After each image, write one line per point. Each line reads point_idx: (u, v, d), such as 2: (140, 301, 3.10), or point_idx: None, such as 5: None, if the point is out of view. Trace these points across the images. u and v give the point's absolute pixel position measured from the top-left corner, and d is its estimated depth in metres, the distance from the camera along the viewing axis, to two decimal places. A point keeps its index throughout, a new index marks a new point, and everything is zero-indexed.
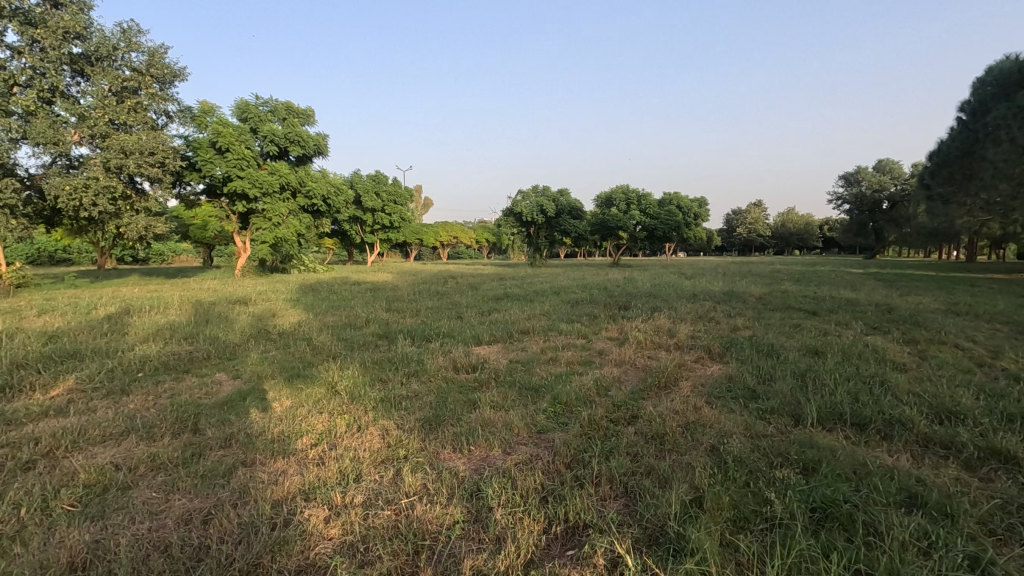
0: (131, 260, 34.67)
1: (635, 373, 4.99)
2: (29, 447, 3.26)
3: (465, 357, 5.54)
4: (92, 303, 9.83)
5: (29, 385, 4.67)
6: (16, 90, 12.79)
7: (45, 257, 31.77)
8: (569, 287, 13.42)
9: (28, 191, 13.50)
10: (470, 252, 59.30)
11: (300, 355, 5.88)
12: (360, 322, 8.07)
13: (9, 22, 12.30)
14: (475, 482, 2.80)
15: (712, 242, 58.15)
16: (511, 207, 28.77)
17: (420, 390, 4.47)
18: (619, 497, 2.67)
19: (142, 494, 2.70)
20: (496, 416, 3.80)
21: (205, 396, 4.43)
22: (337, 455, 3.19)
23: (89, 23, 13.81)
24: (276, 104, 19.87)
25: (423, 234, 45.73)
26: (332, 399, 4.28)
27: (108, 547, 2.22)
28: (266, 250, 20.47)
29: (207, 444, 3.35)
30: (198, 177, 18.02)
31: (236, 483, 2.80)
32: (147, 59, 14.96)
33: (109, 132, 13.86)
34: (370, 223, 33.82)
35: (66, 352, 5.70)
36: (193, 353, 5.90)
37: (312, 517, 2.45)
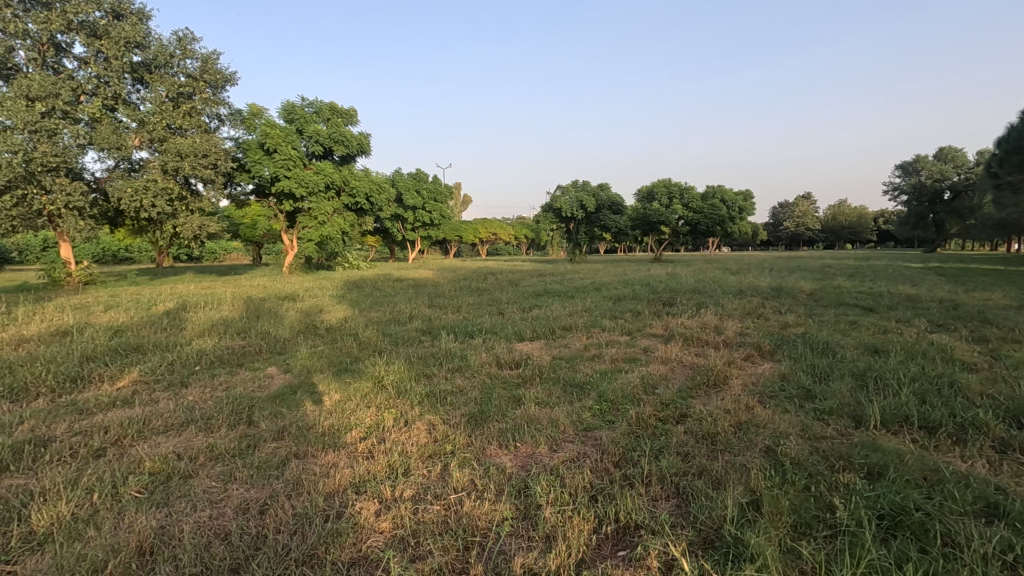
0: (186, 259, 36.34)
1: (682, 371, 4.87)
2: (99, 435, 3.44)
3: (508, 353, 5.53)
4: (154, 299, 10.34)
5: (98, 376, 4.95)
6: (83, 98, 13.60)
7: (109, 256, 33.65)
8: (611, 283, 13.25)
9: (94, 194, 14.31)
10: (509, 250, 59.44)
11: (347, 350, 6.02)
12: (403, 318, 8.20)
13: (76, 35, 13.16)
14: (523, 479, 2.78)
15: (757, 236, 56.57)
16: (551, 203, 28.69)
17: (464, 385, 4.49)
18: (671, 498, 2.60)
19: (203, 483, 2.81)
20: (541, 413, 3.76)
21: (258, 389, 4.57)
22: (385, 449, 3.23)
23: (148, 33, 14.46)
24: (321, 105, 20.39)
25: (463, 231, 46.05)
26: (379, 393, 4.36)
27: (173, 533, 2.31)
28: (312, 248, 21.01)
29: (261, 437, 3.45)
30: (248, 178, 18.68)
31: (289, 475, 2.87)
32: (201, 65, 15.58)
33: (166, 136, 14.53)
34: (411, 222, 34.31)
35: (130, 345, 6.03)
36: (246, 348, 6.12)
37: (364, 510, 2.49)
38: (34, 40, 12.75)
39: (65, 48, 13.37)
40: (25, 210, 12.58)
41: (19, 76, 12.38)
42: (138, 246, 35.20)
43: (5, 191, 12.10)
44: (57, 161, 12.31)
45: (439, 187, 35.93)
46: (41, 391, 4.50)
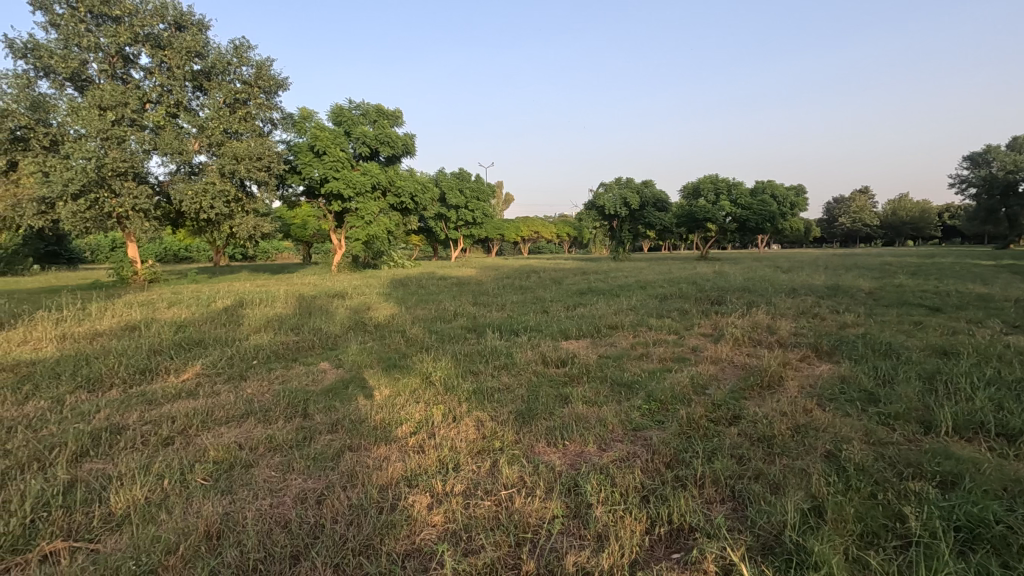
0: (241, 258, 37.95)
1: (733, 372, 4.74)
2: (168, 425, 3.64)
3: (554, 351, 5.52)
4: (212, 296, 10.86)
5: (165, 369, 5.23)
6: (149, 106, 14.38)
7: (170, 256, 35.51)
8: (655, 281, 13.03)
9: (158, 197, 15.12)
10: (552, 249, 59.24)
11: (395, 346, 6.14)
12: (449, 316, 8.30)
13: (142, 47, 13.96)
14: (572, 477, 2.76)
15: (810, 233, 54.40)
16: (594, 201, 28.45)
17: (511, 382, 4.52)
18: (727, 501, 2.53)
19: (263, 473, 2.92)
20: (589, 412, 3.74)
21: (311, 383, 4.73)
22: (435, 444, 3.28)
23: (207, 42, 15.15)
24: (368, 107, 20.89)
25: (505, 230, 46.24)
26: (427, 389, 4.42)
27: (237, 519, 2.42)
28: (359, 247, 21.52)
29: (316, 429, 3.56)
30: (299, 180, 19.32)
31: (344, 467, 2.95)
32: (256, 72, 16.18)
33: (223, 140, 15.19)
34: (454, 221, 34.73)
35: (193, 340, 6.34)
36: (300, 343, 6.34)
37: (416, 503, 2.53)
38: (105, 52, 13.59)
39: (132, 59, 14.18)
40: (98, 212, 13.45)
41: (92, 87, 13.23)
42: (197, 246, 36.94)
43: (80, 195, 12.99)
44: (125, 167, 13.08)
45: (481, 186, 36.18)
46: (114, 381, 4.80)
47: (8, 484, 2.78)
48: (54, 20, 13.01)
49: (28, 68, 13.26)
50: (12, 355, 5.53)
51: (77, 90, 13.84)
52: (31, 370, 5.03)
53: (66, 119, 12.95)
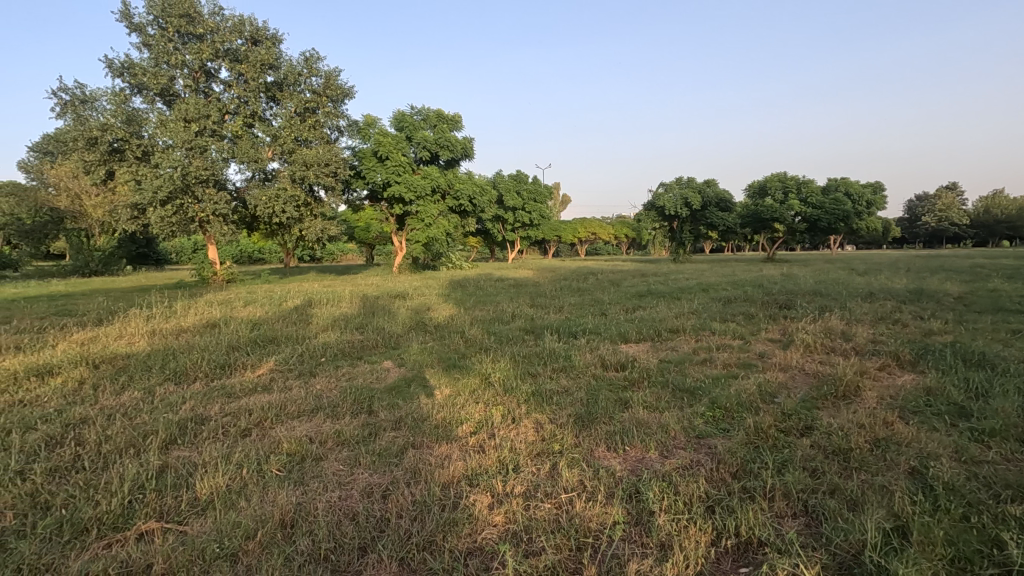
0: (309, 260, 39.79)
1: (804, 380, 4.51)
2: (245, 417, 3.87)
3: (613, 354, 5.45)
4: (283, 296, 11.45)
5: (242, 364, 5.57)
6: (228, 117, 15.33)
7: (245, 257, 37.75)
8: (719, 284, 12.58)
9: (236, 202, 16.10)
10: (610, 249, 58.44)
11: (455, 347, 6.26)
12: (507, 317, 8.36)
13: (222, 61, 14.92)
14: (633, 483, 2.72)
15: (889, 233, 50.96)
16: (653, 202, 27.86)
17: (570, 385, 4.50)
18: (799, 516, 2.42)
19: (332, 466, 3.05)
20: (650, 417, 3.66)
21: (376, 381, 4.90)
22: (496, 445, 3.32)
23: (280, 55, 15.98)
24: (428, 113, 21.42)
25: (562, 231, 46.08)
26: (487, 389, 4.48)
27: (309, 510, 2.54)
28: (420, 249, 22.06)
29: (381, 426, 3.68)
30: (363, 184, 20.06)
31: (408, 463, 3.04)
32: (324, 82, 16.89)
33: (294, 148, 16.00)
34: (511, 222, 34.95)
35: (267, 338, 6.71)
36: (365, 342, 6.58)
37: (478, 502, 2.57)
38: (189, 68, 14.62)
39: (213, 74, 15.18)
40: (183, 217, 14.49)
41: (178, 101, 14.27)
42: (270, 248, 39.05)
43: (167, 201, 14.04)
44: (207, 175, 14.02)
45: (539, 187, 36.24)
46: (198, 375, 5.16)
47: (109, 467, 3.05)
48: (147, 40, 14.15)
49: (124, 85, 14.49)
50: (110, 349, 6.05)
51: (166, 104, 14.98)
52: (126, 362, 5.49)
53: (156, 131, 14.04)
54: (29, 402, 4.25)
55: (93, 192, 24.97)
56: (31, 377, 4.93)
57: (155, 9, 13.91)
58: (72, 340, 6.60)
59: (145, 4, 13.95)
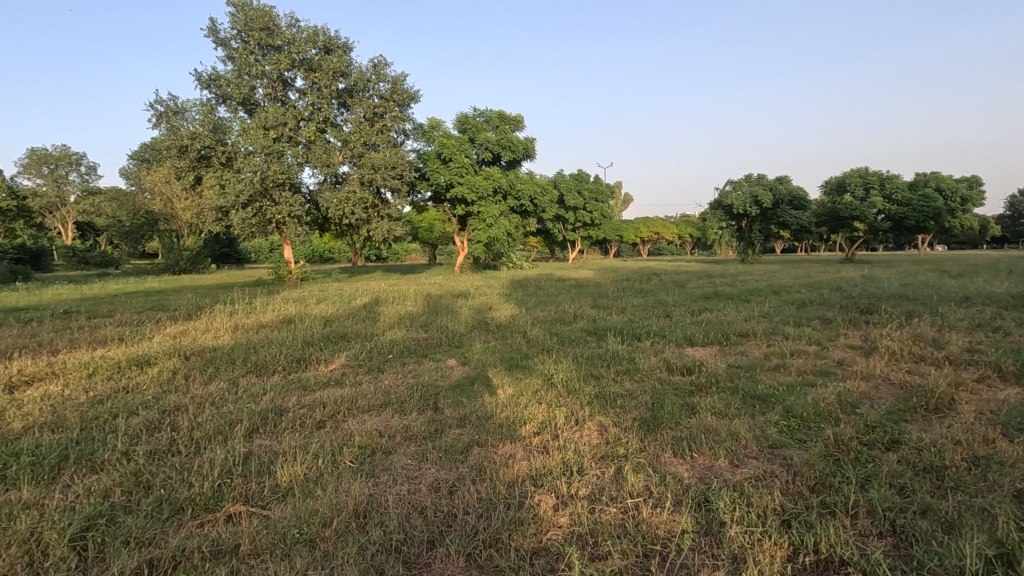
0: (375, 259, 41.25)
1: (889, 391, 4.21)
2: (320, 410, 4.07)
3: (679, 357, 5.30)
4: (352, 294, 11.95)
5: (316, 359, 5.86)
6: (303, 123, 16.12)
7: (317, 257, 39.66)
8: (791, 286, 11.96)
9: (309, 204, 16.93)
10: (673, 249, 56.90)
11: (517, 347, 6.30)
12: (568, 318, 8.32)
13: (298, 71, 15.72)
14: (702, 491, 2.64)
15: (987, 233, 46.57)
16: (720, 200, 26.87)
17: (634, 388, 4.42)
18: (886, 536, 2.26)
19: (401, 460, 3.15)
20: (719, 423, 3.54)
21: (441, 378, 5.02)
22: (559, 446, 3.31)
23: (350, 63, 16.66)
24: (491, 114, 21.70)
25: (624, 231, 45.31)
26: (549, 390, 4.48)
27: (380, 501, 2.63)
28: (481, 249, 22.34)
29: (446, 423, 3.77)
30: (427, 186, 20.59)
31: (473, 461, 3.09)
32: (392, 87, 17.43)
33: (363, 152, 16.63)
34: (572, 222, 34.76)
35: (339, 334, 7.02)
36: (429, 340, 6.75)
37: (542, 503, 2.58)
38: (269, 78, 15.53)
39: (290, 83, 16.02)
40: (262, 219, 15.40)
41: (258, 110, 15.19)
42: (339, 248, 40.84)
43: (248, 205, 14.98)
44: (283, 178, 14.84)
45: (601, 186, 35.83)
46: (277, 368, 5.48)
47: (200, 452, 3.30)
48: (232, 54, 15.17)
49: (211, 96, 15.58)
50: (198, 342, 6.54)
51: (247, 113, 15.97)
52: (213, 354, 5.90)
53: (239, 139, 15.01)
54: (131, 389, 4.66)
55: (183, 196, 27.03)
56: (132, 366, 5.40)
57: (238, 25, 14.87)
58: (166, 333, 7.17)
59: (230, 20, 14.95)
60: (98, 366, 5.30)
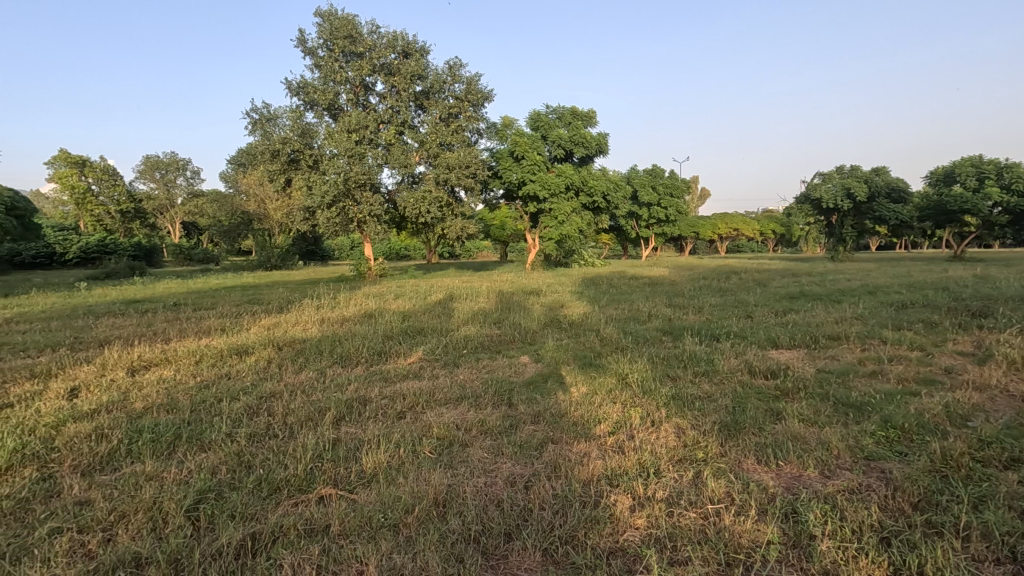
0: (449, 256, 42.32)
1: (1007, 404, 3.80)
2: (399, 401, 4.23)
3: (762, 360, 5.06)
4: (428, 290, 12.33)
5: (395, 351, 6.11)
6: (382, 126, 16.80)
7: (394, 254, 41.25)
8: (889, 286, 11.02)
9: (387, 204, 17.62)
10: (754, 246, 54.15)
11: (591, 345, 6.25)
12: (643, 317, 8.16)
13: (379, 75, 16.38)
14: (790, 502, 2.51)
15: None
16: (808, 194, 25.27)
17: (713, 391, 4.27)
18: (1002, 563, 2.06)
19: (477, 453, 3.23)
20: (807, 432, 3.35)
21: (514, 375, 5.08)
22: (635, 447, 3.27)
23: (427, 65, 17.15)
24: (563, 111, 21.63)
25: (701, 228, 43.67)
26: (624, 390, 4.42)
27: (459, 492, 2.71)
28: (553, 246, 22.31)
29: (520, 419, 3.81)
30: (500, 184, 20.87)
31: (548, 458, 3.11)
32: (466, 87, 17.76)
33: (438, 152, 17.08)
34: (645, 218, 33.95)
35: (416, 329, 7.27)
36: (503, 336, 6.84)
37: (618, 503, 2.57)
38: (352, 84, 16.31)
39: (371, 87, 16.74)
40: (345, 219, 16.21)
41: (342, 114, 16.01)
42: (415, 245, 42.23)
43: (332, 204, 15.83)
44: (364, 179, 15.53)
45: (676, 181, 34.70)
46: (359, 360, 5.77)
47: (294, 436, 3.54)
48: (318, 62, 16.08)
49: (300, 102, 16.59)
50: (289, 333, 7.01)
51: (332, 117, 16.87)
52: (303, 345, 6.30)
53: (324, 142, 15.90)
54: (233, 375, 5.09)
55: (275, 197, 29.01)
56: (233, 354, 5.88)
57: (324, 34, 15.75)
58: (261, 324, 7.74)
59: (317, 31, 15.85)
60: (204, 354, 5.81)
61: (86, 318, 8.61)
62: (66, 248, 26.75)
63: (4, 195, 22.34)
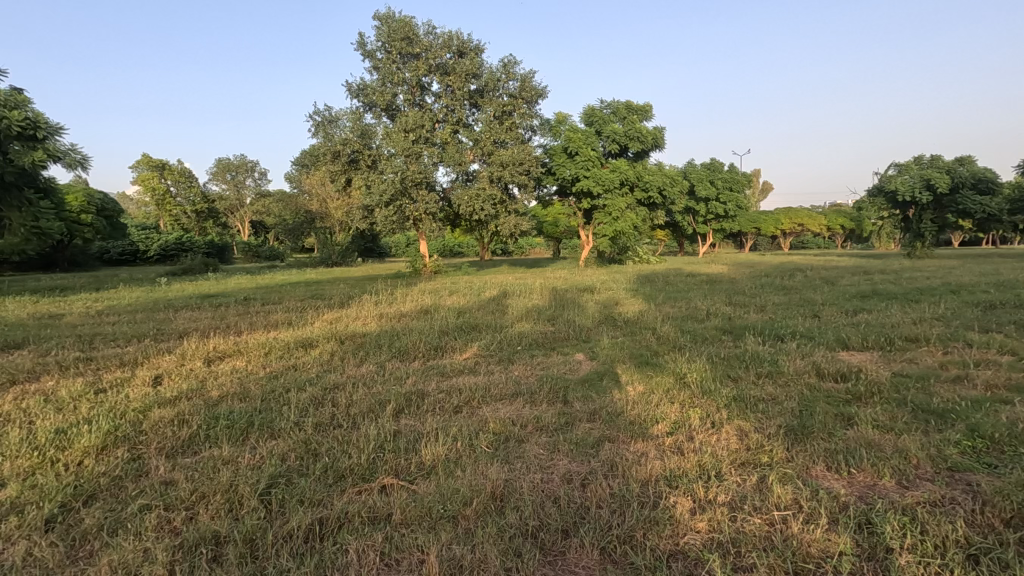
0: (501, 253, 42.67)
1: None
2: (456, 396, 4.31)
3: (831, 362, 4.81)
4: (482, 287, 12.48)
5: (451, 347, 6.22)
6: (438, 125, 17.08)
7: (448, 251, 41.98)
8: (975, 284, 10.18)
9: (443, 201, 17.91)
10: (821, 243, 51.50)
11: (647, 343, 6.14)
12: (701, 315, 7.93)
13: (434, 75, 16.66)
14: (863, 511, 2.38)
15: None
16: (881, 186, 23.76)
17: (778, 393, 4.11)
18: None
19: (534, 449, 3.25)
20: (883, 438, 3.16)
21: (569, 372, 5.07)
22: (695, 448, 3.19)
23: (481, 64, 17.30)
24: (618, 105, 21.31)
25: (762, 223, 41.99)
26: (682, 389, 4.32)
27: (516, 487, 2.74)
28: (607, 243, 22.04)
29: (576, 416, 3.80)
30: (553, 180, 20.86)
31: (605, 456, 3.09)
32: (520, 85, 17.77)
33: (493, 150, 17.22)
34: (703, 213, 32.96)
35: (471, 324, 7.38)
36: (557, 333, 6.83)
37: (679, 505, 2.51)
38: (408, 85, 16.67)
39: (427, 87, 17.04)
40: (401, 217, 16.62)
41: (399, 114, 16.42)
42: (468, 243, 42.80)
43: (390, 203, 16.27)
44: (421, 178, 15.87)
45: (736, 175, 33.49)
46: (417, 354, 5.92)
47: (356, 427, 3.68)
48: (377, 64, 16.55)
49: (360, 104, 17.13)
50: (350, 328, 7.27)
51: (390, 118, 17.31)
52: (363, 339, 6.53)
53: (382, 142, 16.36)
54: (299, 367, 5.34)
55: (335, 196, 30.10)
56: (298, 347, 6.17)
57: (383, 37, 16.18)
58: (324, 318, 8.08)
59: (376, 34, 16.30)
60: (273, 346, 6.12)
61: (167, 311, 9.26)
62: (149, 245, 28.82)
63: (95, 198, 24.36)
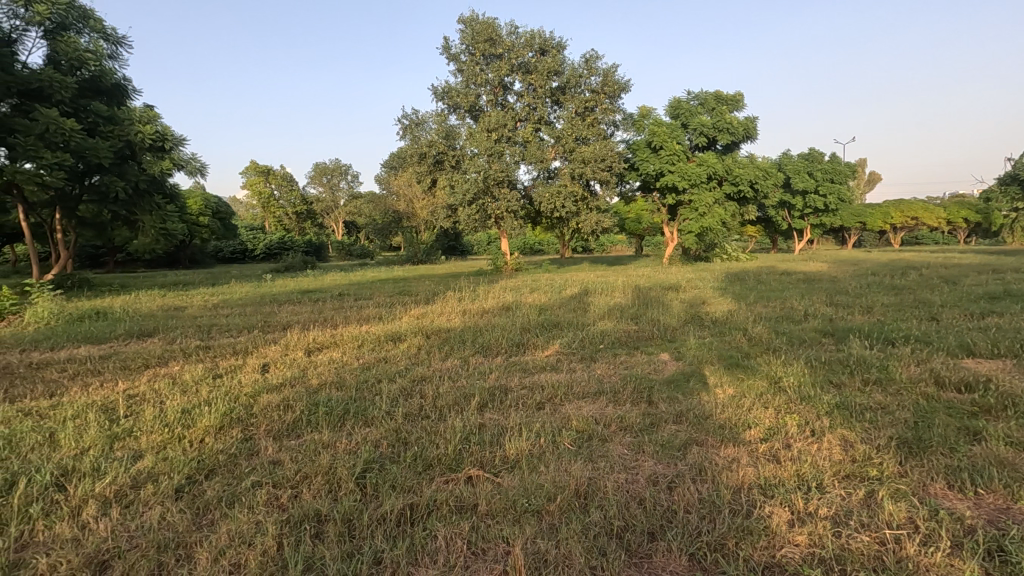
0: (582, 250, 42.30)
1: None
2: (538, 393, 4.32)
3: (953, 370, 4.33)
4: (563, 284, 12.44)
5: (533, 344, 6.26)
6: (520, 124, 17.22)
7: (529, 249, 42.25)
8: None
9: (524, 199, 18.06)
10: (940, 238, 46.41)
11: (737, 344, 5.85)
12: (798, 316, 7.43)
13: (517, 75, 16.81)
14: (995, 537, 2.13)
15: None
16: (1016, 174, 21.00)
17: (888, 401, 3.76)
18: None
19: (618, 449, 3.20)
20: (1018, 457, 2.81)
21: (654, 372, 4.94)
22: (793, 456, 3.00)
23: (564, 61, 17.24)
24: (706, 96, 20.44)
25: (869, 217, 38.54)
26: (777, 394, 4.07)
27: (599, 486, 2.71)
28: (693, 239, 21.21)
29: (661, 418, 3.69)
30: (637, 176, 20.40)
31: (693, 459, 2.98)
32: (603, 80, 17.48)
33: (574, 147, 17.11)
34: (800, 208, 30.80)
35: (553, 322, 7.38)
36: (640, 332, 6.66)
37: (775, 515, 2.38)
38: (491, 85, 16.94)
39: (509, 87, 17.24)
40: (484, 215, 16.95)
41: (482, 115, 16.74)
42: (549, 240, 42.82)
43: (473, 202, 16.65)
44: (503, 176, 16.09)
45: (839, 166, 30.98)
46: (500, 350, 6.01)
47: (443, 418, 3.80)
48: (461, 66, 16.96)
49: (445, 106, 17.65)
50: (435, 323, 7.52)
51: (473, 118, 17.68)
52: (447, 335, 6.73)
53: (466, 142, 16.76)
54: (389, 359, 5.60)
55: (421, 196, 31.20)
56: (388, 340, 6.48)
57: (467, 39, 16.57)
58: (412, 314, 8.42)
59: (460, 37, 16.72)
60: (365, 340, 6.46)
61: (272, 305, 10.06)
62: (256, 245, 31.43)
63: (211, 201, 26.89)
